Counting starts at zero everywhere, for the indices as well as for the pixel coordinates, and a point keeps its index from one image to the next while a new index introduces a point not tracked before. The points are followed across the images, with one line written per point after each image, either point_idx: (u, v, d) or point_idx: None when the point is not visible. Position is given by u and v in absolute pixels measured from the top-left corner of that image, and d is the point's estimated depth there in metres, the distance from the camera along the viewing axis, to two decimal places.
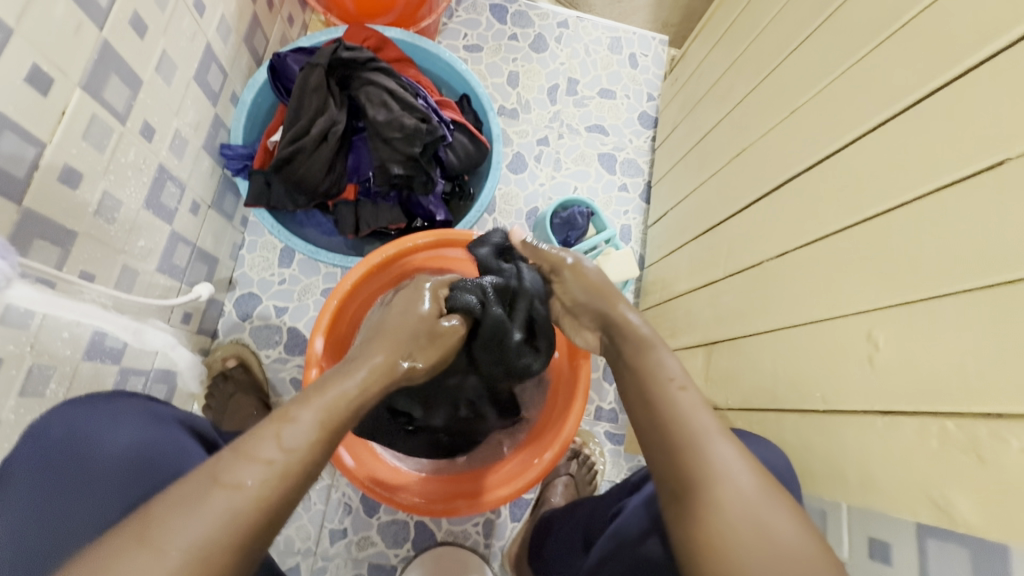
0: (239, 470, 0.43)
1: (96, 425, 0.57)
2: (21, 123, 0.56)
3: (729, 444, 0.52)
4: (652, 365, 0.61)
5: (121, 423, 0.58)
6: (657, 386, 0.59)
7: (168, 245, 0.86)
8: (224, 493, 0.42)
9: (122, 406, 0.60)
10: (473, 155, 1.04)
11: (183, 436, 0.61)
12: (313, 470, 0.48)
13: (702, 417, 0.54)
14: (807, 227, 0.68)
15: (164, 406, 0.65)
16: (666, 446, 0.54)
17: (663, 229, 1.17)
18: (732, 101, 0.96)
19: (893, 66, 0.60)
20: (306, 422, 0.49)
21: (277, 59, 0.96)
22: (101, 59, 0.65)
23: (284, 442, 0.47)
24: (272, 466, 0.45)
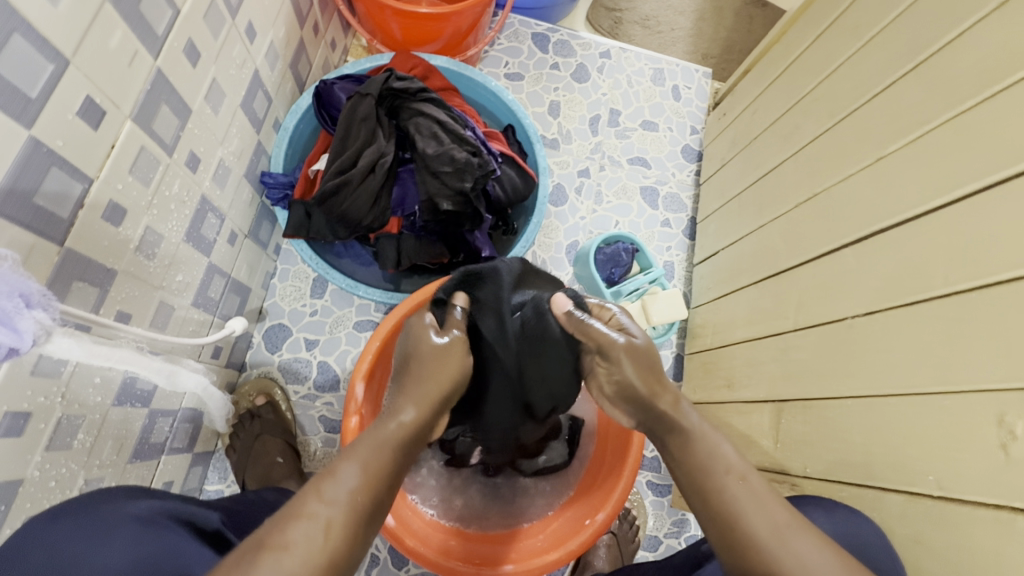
0: (291, 530, 0.44)
1: (84, 544, 0.49)
2: (70, 160, 0.52)
3: (805, 538, 0.50)
4: (709, 449, 0.57)
5: (113, 536, 0.50)
6: (717, 474, 0.55)
7: (204, 278, 0.82)
8: (275, 558, 0.42)
9: (109, 518, 0.51)
10: (520, 189, 1.00)
11: (183, 538, 0.54)
12: (359, 531, 0.47)
13: (771, 510, 0.52)
14: (905, 286, 0.63)
15: (156, 501, 0.57)
16: (736, 547, 0.51)
17: (713, 269, 1.12)
18: (799, 142, 0.91)
19: (1013, 120, 0.55)
20: (348, 477, 0.49)
21: (324, 87, 0.93)
22: (153, 88, 0.61)
23: (327, 495, 0.47)
24: (323, 524, 0.45)
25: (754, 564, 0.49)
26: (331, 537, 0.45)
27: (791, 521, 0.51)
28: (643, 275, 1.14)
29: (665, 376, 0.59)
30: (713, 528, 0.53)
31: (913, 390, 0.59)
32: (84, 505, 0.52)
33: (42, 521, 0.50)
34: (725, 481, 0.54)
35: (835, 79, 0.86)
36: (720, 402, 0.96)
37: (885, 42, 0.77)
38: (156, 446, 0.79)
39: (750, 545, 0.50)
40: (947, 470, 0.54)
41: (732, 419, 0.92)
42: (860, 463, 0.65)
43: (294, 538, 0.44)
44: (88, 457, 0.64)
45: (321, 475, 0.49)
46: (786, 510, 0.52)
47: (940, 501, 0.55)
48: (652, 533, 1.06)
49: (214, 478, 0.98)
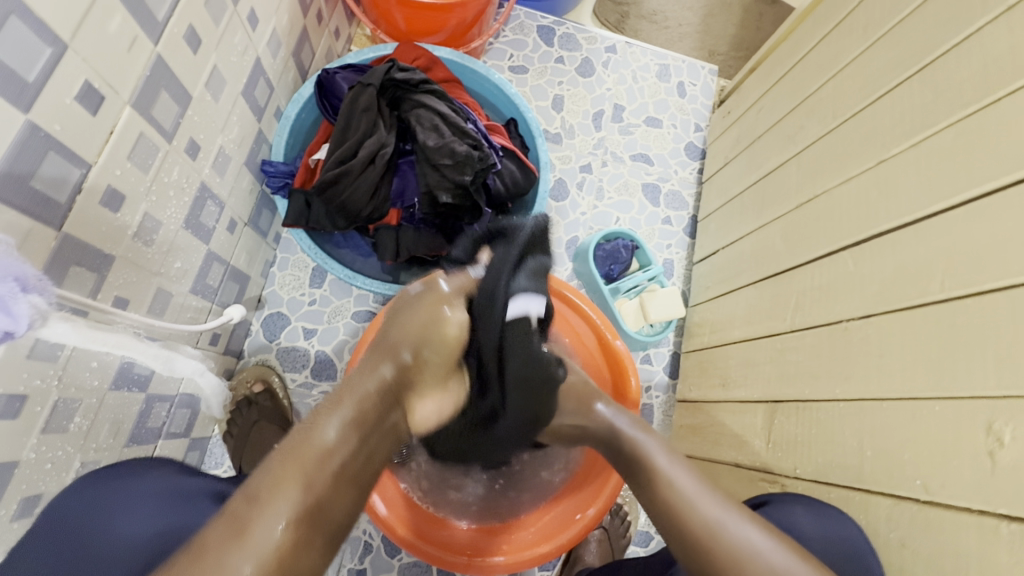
0: (228, 545, 0.43)
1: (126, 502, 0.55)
2: (68, 145, 0.52)
3: (748, 524, 0.56)
4: (647, 465, 0.67)
5: (150, 500, 0.56)
6: (659, 487, 0.64)
7: (203, 265, 0.82)
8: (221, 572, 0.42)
9: (146, 480, 0.59)
10: (521, 184, 0.99)
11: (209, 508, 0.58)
12: (308, 529, 0.47)
13: (708, 503, 0.60)
14: (901, 290, 0.63)
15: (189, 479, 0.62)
16: (689, 545, 0.58)
17: (712, 269, 1.12)
18: (802, 142, 0.91)
19: (1016, 126, 0.54)
20: (283, 496, 0.46)
21: (326, 76, 0.93)
22: (153, 75, 0.61)
23: (277, 509, 0.46)
24: (272, 528, 0.45)
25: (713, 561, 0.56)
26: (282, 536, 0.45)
27: (728, 510, 0.58)
28: (642, 272, 1.14)
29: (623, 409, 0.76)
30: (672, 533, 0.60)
31: (905, 395, 0.59)
32: (89, 485, 0.56)
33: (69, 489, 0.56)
34: (665, 490, 0.63)
35: (840, 79, 0.85)
36: (715, 401, 0.96)
37: (892, 43, 0.76)
38: (152, 430, 0.79)
39: (700, 541, 0.57)
40: (936, 475, 0.54)
41: (725, 419, 0.93)
42: (850, 467, 0.65)
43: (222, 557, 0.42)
44: (84, 440, 0.65)
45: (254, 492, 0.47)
46: (729, 503, 0.59)
47: (927, 506, 0.55)
48: (643, 529, 1.07)
49: (210, 463, 0.99)
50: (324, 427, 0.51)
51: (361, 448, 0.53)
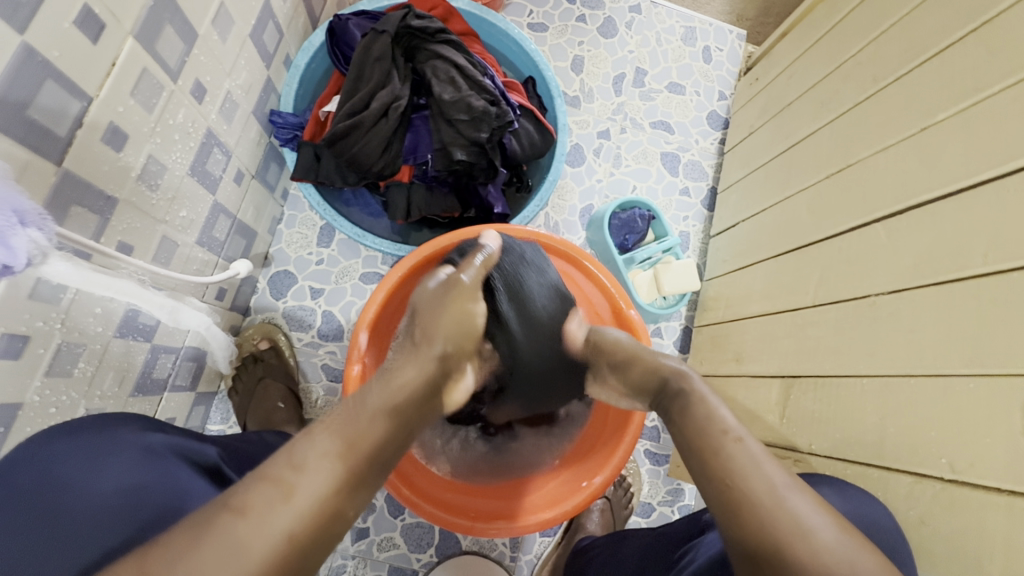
0: (254, 494, 0.43)
1: (77, 467, 0.49)
2: (67, 74, 0.49)
3: (807, 502, 0.48)
4: (707, 410, 0.56)
5: (107, 465, 0.50)
6: (713, 435, 0.54)
7: (210, 216, 0.80)
8: (230, 521, 0.41)
9: (110, 441, 0.52)
10: (538, 145, 0.95)
11: (182, 473, 0.54)
12: (330, 505, 0.45)
13: (771, 471, 0.50)
14: (937, 264, 0.60)
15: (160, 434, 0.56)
16: (727, 501, 0.49)
17: (731, 242, 1.08)
18: (837, 108, 0.86)
19: None
20: (323, 444, 0.47)
21: (338, 22, 0.88)
22: (156, 5, 0.57)
23: (296, 464, 0.45)
24: (287, 490, 0.44)
25: (749, 523, 0.48)
26: (293, 504, 0.43)
27: (789, 483, 0.50)
28: (657, 243, 1.11)
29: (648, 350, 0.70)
30: (710, 484, 0.52)
31: (936, 372, 0.57)
32: (95, 424, 0.53)
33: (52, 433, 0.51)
34: (721, 440, 0.53)
35: (883, 41, 0.80)
36: (728, 376, 0.94)
37: (944, 1, 0.71)
38: (158, 382, 0.79)
39: (746, 503, 0.48)
40: (963, 454, 0.53)
41: (737, 394, 0.91)
42: (870, 444, 0.64)
43: (251, 505, 0.43)
44: (89, 387, 0.64)
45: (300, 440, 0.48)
46: (790, 475, 0.51)
47: (951, 485, 0.53)
48: (646, 500, 1.07)
49: (216, 418, 0.99)
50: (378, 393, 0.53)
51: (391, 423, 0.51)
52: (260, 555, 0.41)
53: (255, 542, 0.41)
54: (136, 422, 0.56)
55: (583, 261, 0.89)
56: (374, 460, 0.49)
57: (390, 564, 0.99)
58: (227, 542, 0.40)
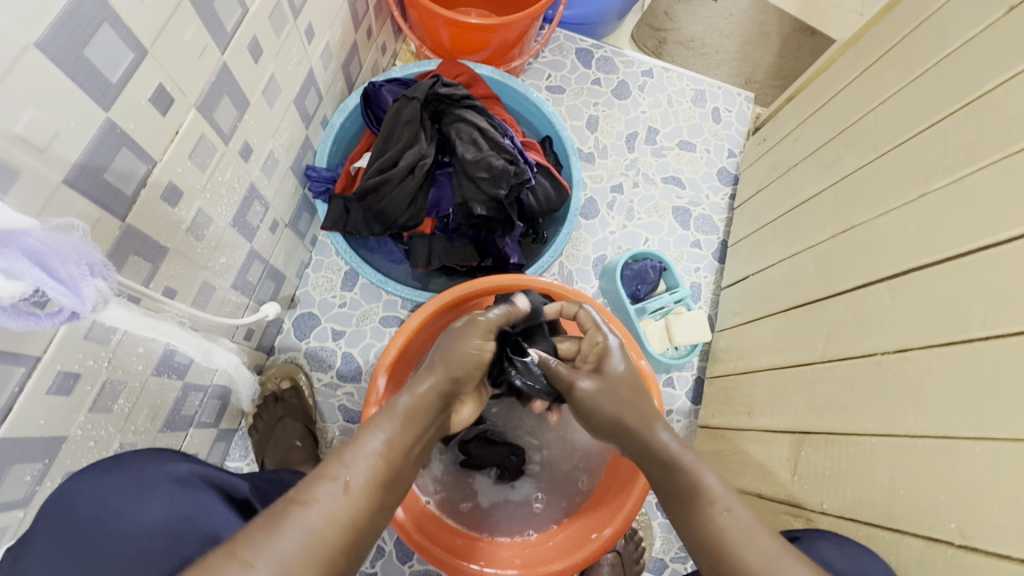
0: (316, 490, 0.48)
1: (124, 496, 0.54)
2: (138, 142, 0.55)
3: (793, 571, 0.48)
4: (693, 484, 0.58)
5: (153, 491, 0.56)
6: (700, 505, 0.56)
7: (245, 262, 0.86)
8: (302, 511, 0.46)
9: (147, 475, 0.57)
10: (553, 200, 1.00)
11: (215, 504, 0.59)
12: (377, 496, 0.51)
13: (760, 541, 0.51)
14: (939, 327, 0.62)
15: (186, 463, 0.62)
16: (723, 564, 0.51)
17: (740, 295, 1.10)
18: (841, 171, 0.90)
19: None
20: (372, 444, 0.53)
21: (372, 88, 0.97)
22: (217, 81, 0.64)
23: (350, 460, 0.51)
24: (345, 484, 0.49)
25: None
26: (352, 497, 0.49)
27: (781, 552, 0.50)
28: (668, 294, 1.14)
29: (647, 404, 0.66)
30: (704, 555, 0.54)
31: (943, 434, 0.58)
32: (141, 459, 0.58)
33: (94, 469, 0.55)
34: (709, 514, 0.55)
35: (882, 111, 0.85)
36: (740, 429, 0.94)
37: (936, 78, 0.76)
38: (185, 418, 0.83)
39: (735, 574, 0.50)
40: (972, 519, 0.53)
41: (749, 448, 0.91)
42: (880, 505, 0.63)
43: (319, 498, 0.47)
44: (124, 422, 0.68)
45: (349, 441, 0.54)
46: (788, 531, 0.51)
47: (962, 551, 0.53)
48: (658, 556, 1.05)
49: (235, 455, 1.02)
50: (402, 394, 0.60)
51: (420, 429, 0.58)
52: (331, 541, 0.46)
53: (325, 530, 0.46)
54: (172, 454, 0.62)
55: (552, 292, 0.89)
56: (411, 454, 0.56)
57: None
58: (304, 528, 0.45)
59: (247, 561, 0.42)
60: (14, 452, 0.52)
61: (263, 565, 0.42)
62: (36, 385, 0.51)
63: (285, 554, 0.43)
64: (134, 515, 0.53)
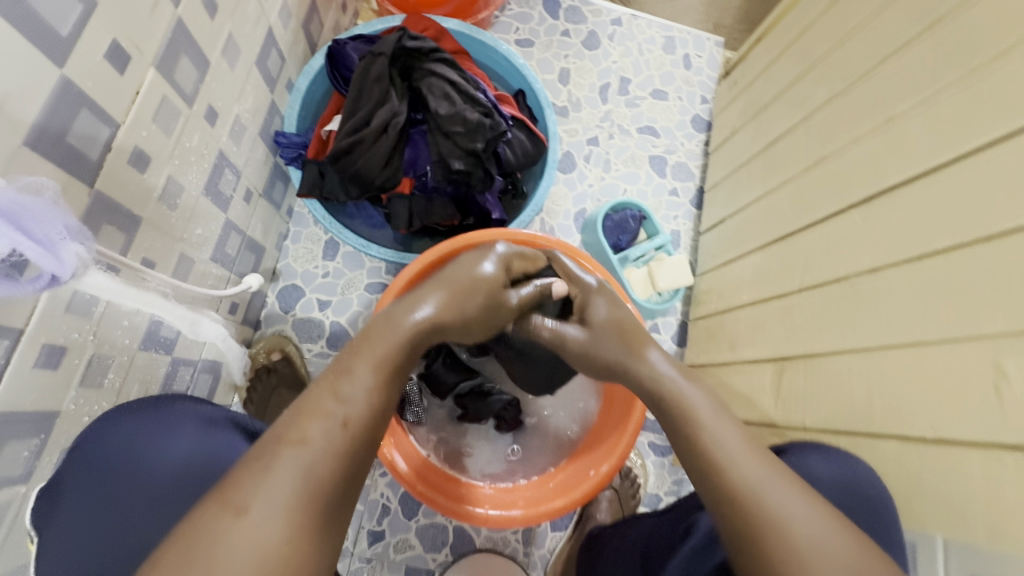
0: (307, 428, 0.47)
1: (145, 437, 0.58)
2: (98, 102, 0.53)
3: (793, 494, 0.49)
4: (686, 414, 0.59)
5: (172, 433, 0.60)
6: (701, 429, 0.57)
7: (222, 233, 0.84)
8: (293, 450, 0.45)
9: (168, 416, 0.60)
10: (531, 153, 0.99)
11: (239, 441, 0.61)
12: (372, 427, 0.51)
13: (752, 468, 0.52)
14: (910, 242, 0.64)
15: (213, 406, 0.64)
16: (718, 492, 0.52)
17: (719, 237, 1.13)
18: (812, 105, 0.91)
19: (1013, 81, 0.57)
20: (361, 376, 0.53)
21: (336, 47, 0.93)
22: (174, 38, 0.61)
23: (343, 396, 0.50)
24: (338, 420, 0.49)
25: (738, 514, 0.50)
26: (349, 432, 0.49)
27: (774, 474, 0.51)
28: (649, 242, 1.16)
29: (638, 341, 0.70)
30: (690, 456, 0.57)
31: (914, 342, 0.61)
32: (158, 405, 0.61)
33: (114, 417, 0.58)
34: (703, 437, 0.56)
35: (849, 42, 0.86)
36: (724, 365, 0.98)
37: (899, 3, 0.77)
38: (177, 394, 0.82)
39: (736, 494, 0.50)
40: (941, 416, 0.57)
41: (734, 380, 0.95)
42: (858, 415, 0.67)
43: (312, 435, 0.47)
44: (116, 397, 0.67)
45: (335, 372, 0.53)
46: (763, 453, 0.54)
47: (934, 445, 0.57)
48: (653, 491, 1.10)
49: None
50: (406, 316, 0.60)
51: (406, 360, 0.58)
52: (328, 475, 0.46)
53: (322, 464, 0.46)
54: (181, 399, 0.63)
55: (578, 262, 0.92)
56: (400, 382, 0.57)
57: (406, 565, 1.01)
58: (298, 469, 0.45)
59: (240, 505, 0.42)
60: (8, 427, 0.51)
61: (259, 505, 0.42)
62: (21, 359, 0.50)
63: (290, 494, 0.44)
64: (158, 457, 0.58)
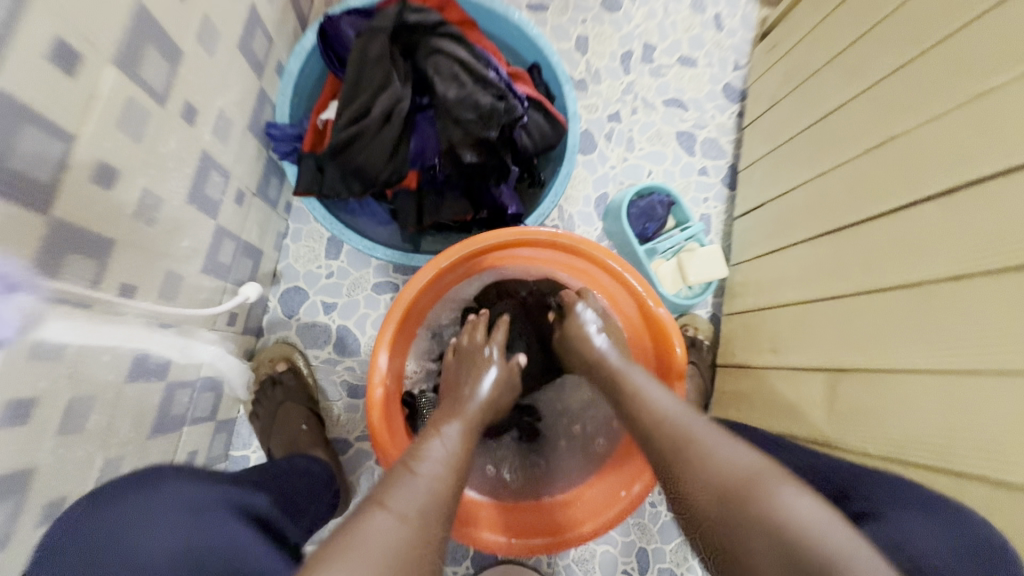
0: (388, 496, 0.49)
1: (127, 524, 0.49)
2: (46, 112, 0.44)
3: (804, 496, 0.45)
4: (675, 428, 0.56)
5: (157, 519, 0.50)
6: (684, 443, 0.54)
7: (213, 242, 0.77)
8: (379, 516, 0.46)
9: (156, 498, 0.51)
10: (549, 136, 0.89)
11: (239, 528, 0.52)
12: (446, 504, 0.51)
13: (790, 495, 0.45)
14: (1007, 247, 0.55)
15: (209, 483, 0.56)
16: (720, 512, 0.47)
17: (757, 225, 1.03)
18: (875, 75, 0.79)
19: None
20: (437, 447, 0.57)
21: (328, 22, 0.82)
22: (135, 26, 0.52)
23: (421, 471, 0.52)
24: (421, 492, 0.50)
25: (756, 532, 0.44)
26: (431, 501, 0.50)
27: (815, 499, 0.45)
28: (679, 231, 1.06)
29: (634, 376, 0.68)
30: (664, 463, 0.55)
31: (1009, 367, 0.52)
32: (143, 483, 0.53)
33: (96, 504, 0.50)
34: (691, 457, 0.52)
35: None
36: (765, 367, 0.90)
37: None
38: (175, 418, 0.76)
39: (738, 503, 0.46)
40: None
41: (775, 385, 0.87)
42: (931, 441, 0.60)
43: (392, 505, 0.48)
44: (107, 435, 0.61)
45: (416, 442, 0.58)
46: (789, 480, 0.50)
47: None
48: None
49: (239, 443, 0.97)
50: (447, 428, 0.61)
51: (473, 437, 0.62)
52: (415, 547, 0.46)
53: (406, 531, 0.46)
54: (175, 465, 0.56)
55: (606, 263, 0.83)
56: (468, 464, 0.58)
57: None
58: (383, 531, 0.45)
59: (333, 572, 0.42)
60: None
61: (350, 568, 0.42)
62: None
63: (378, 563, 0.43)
64: (142, 553, 0.48)
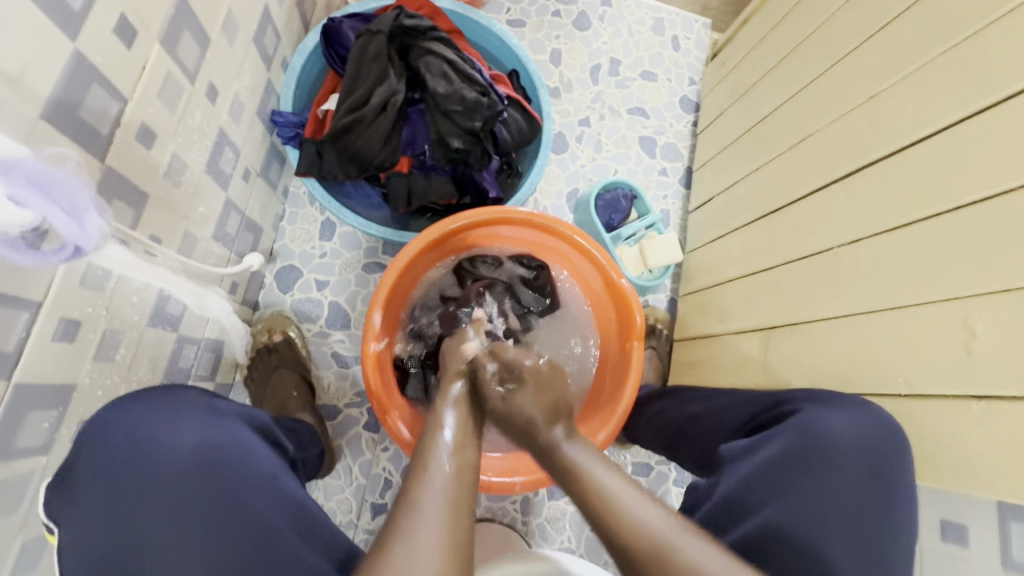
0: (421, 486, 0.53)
1: (154, 427, 0.56)
2: (107, 76, 0.53)
3: (650, 507, 0.53)
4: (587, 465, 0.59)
5: (179, 421, 0.58)
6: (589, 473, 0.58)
7: (223, 212, 0.85)
8: (428, 493, 0.52)
9: (175, 404, 0.59)
10: (525, 133, 1.00)
11: (244, 434, 0.62)
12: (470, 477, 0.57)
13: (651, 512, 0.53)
14: (892, 214, 0.68)
15: (218, 400, 0.65)
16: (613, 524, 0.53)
17: (707, 216, 1.16)
18: (800, 85, 0.94)
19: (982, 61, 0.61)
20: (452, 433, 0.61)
21: (332, 24, 0.93)
22: (176, 13, 0.62)
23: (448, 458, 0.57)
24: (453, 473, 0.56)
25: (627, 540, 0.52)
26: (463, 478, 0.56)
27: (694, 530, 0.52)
28: (640, 221, 1.19)
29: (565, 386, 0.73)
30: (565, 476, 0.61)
31: (892, 306, 0.65)
32: (161, 396, 0.60)
33: (122, 406, 0.57)
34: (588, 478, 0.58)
35: (834, 24, 0.89)
36: (714, 336, 1.02)
37: None
38: (182, 372, 0.83)
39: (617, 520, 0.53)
40: (916, 372, 0.62)
41: (721, 351, 0.99)
42: (839, 378, 0.72)
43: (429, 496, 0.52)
44: (127, 371, 0.68)
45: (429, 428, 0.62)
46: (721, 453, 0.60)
47: (910, 400, 0.62)
48: (644, 460, 1.14)
49: None
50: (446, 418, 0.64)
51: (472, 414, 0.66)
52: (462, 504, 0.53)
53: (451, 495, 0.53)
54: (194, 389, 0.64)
55: (573, 238, 0.94)
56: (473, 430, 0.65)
57: None
58: (437, 497, 0.52)
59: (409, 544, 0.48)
60: (30, 398, 0.52)
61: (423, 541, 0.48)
62: (42, 331, 0.52)
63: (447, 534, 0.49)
64: (167, 450, 0.55)
